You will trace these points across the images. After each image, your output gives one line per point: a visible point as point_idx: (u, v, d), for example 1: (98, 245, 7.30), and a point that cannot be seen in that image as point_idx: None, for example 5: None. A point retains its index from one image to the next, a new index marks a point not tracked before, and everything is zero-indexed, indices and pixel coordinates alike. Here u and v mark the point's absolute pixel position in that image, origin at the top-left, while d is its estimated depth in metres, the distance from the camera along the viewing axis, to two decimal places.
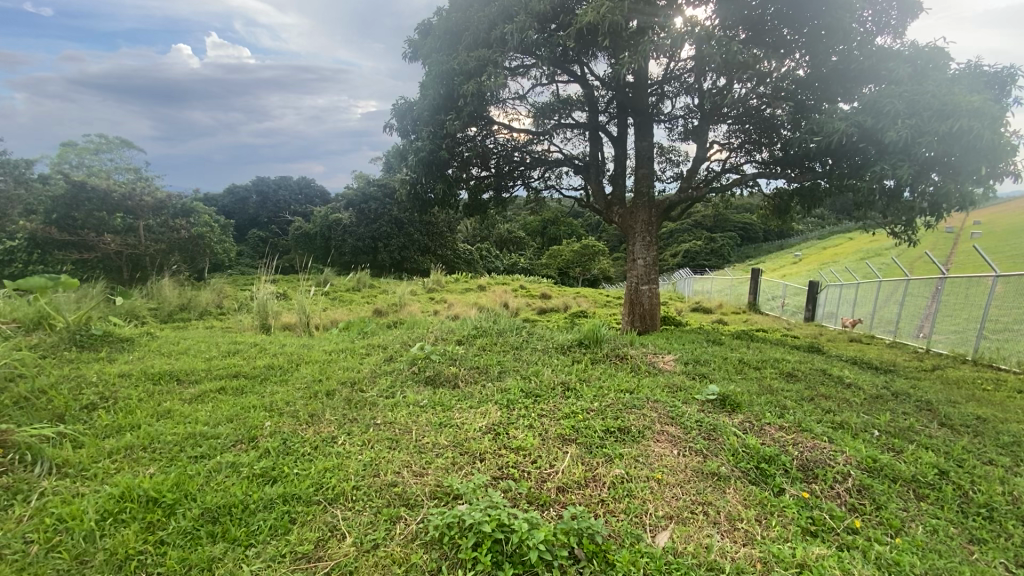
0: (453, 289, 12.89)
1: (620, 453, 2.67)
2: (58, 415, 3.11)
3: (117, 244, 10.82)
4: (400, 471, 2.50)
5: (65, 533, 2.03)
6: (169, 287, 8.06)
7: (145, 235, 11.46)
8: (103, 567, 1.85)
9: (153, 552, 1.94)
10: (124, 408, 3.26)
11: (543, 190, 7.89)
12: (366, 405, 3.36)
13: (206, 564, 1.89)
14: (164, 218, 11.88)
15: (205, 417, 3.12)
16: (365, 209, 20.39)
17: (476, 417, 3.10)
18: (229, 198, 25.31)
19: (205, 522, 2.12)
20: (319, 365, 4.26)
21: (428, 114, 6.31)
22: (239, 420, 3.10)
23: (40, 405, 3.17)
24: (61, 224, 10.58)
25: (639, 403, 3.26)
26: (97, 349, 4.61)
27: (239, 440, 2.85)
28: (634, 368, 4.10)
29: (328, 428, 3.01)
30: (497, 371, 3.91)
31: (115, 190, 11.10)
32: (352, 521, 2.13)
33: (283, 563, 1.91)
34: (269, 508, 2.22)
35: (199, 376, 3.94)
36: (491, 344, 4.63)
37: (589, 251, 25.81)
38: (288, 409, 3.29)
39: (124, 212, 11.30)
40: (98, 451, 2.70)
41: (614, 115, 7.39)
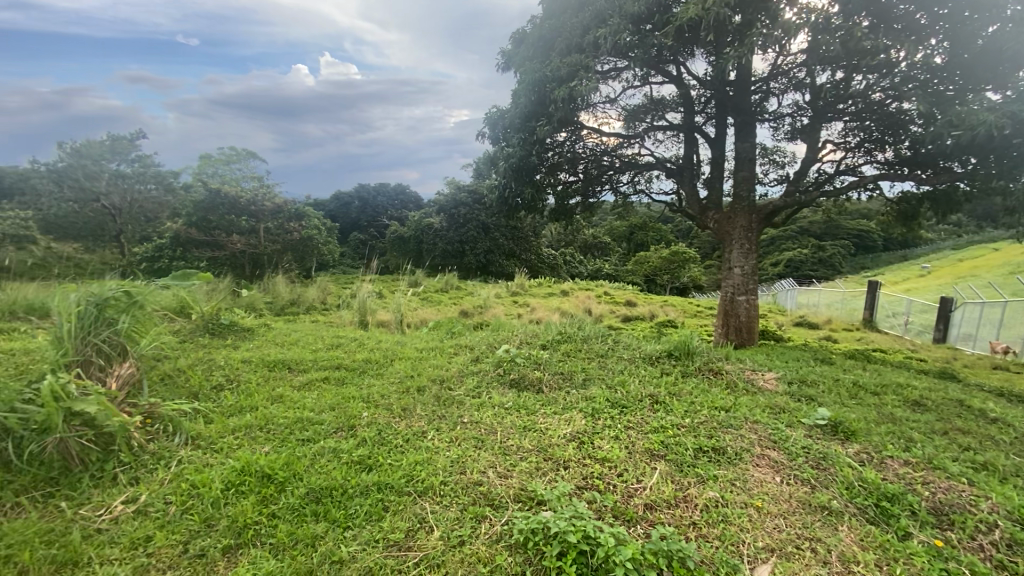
0: (537, 293, 12.96)
1: (714, 475, 2.50)
2: (194, 393, 3.55)
3: (242, 243, 12.25)
4: (486, 471, 2.54)
5: (196, 498, 2.31)
6: (282, 284, 8.92)
7: (265, 236, 12.85)
8: (226, 533, 2.08)
9: (267, 523, 2.15)
10: (245, 391, 3.65)
11: (632, 195, 7.68)
12: (454, 403, 3.46)
13: (310, 540, 2.05)
14: (281, 221, 13.21)
15: (311, 404, 3.40)
16: (455, 214, 21.25)
17: (560, 423, 3.08)
18: (334, 203, 27.45)
19: (309, 501, 2.31)
20: (412, 362, 4.48)
21: (519, 121, 6.43)
22: (340, 408, 3.34)
23: (180, 383, 3.66)
24: (198, 225, 12.19)
25: (736, 423, 3.04)
26: (224, 336, 5.22)
27: (340, 428, 3.07)
28: (729, 385, 3.84)
29: (418, 422, 3.15)
30: (582, 379, 3.86)
31: (242, 197, 12.60)
32: (439, 514, 2.20)
33: (376, 548, 2.02)
34: (365, 494, 2.36)
35: (307, 366, 4.30)
36: (575, 350, 4.59)
37: (680, 257, 24.20)
38: (383, 402, 3.48)
39: (248, 216, 12.73)
40: (224, 428, 3.04)
41: (712, 115, 7.00)
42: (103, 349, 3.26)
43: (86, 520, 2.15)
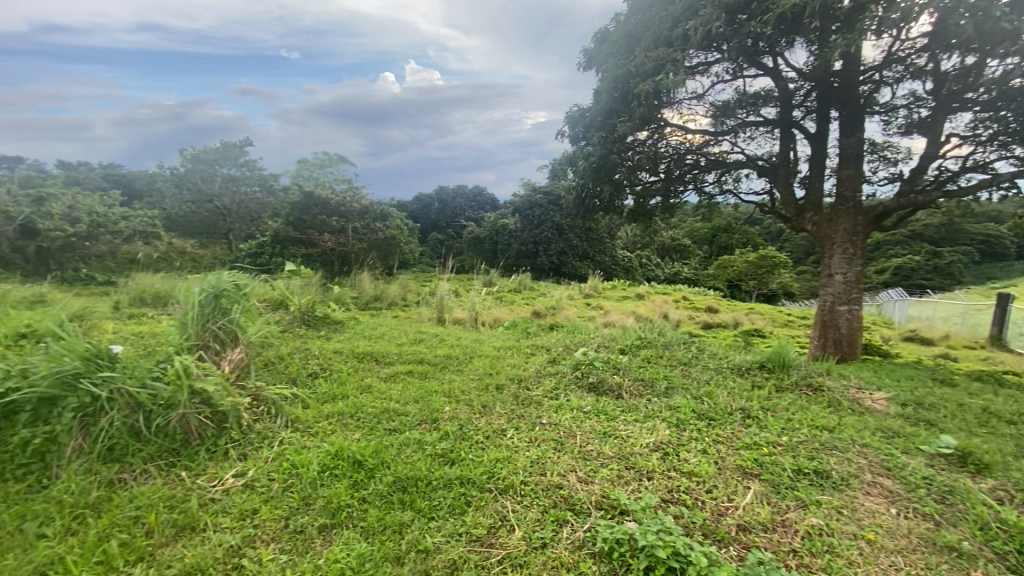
0: (612, 296, 12.70)
1: (816, 500, 2.30)
2: (293, 379, 3.85)
3: (333, 242, 13.17)
4: (566, 474, 2.51)
5: (295, 477, 2.49)
6: (367, 280, 9.42)
7: (353, 235, 13.68)
8: (322, 512, 2.22)
9: (358, 507, 2.26)
10: (337, 379, 3.90)
11: (717, 195, 7.28)
12: (533, 404, 3.46)
13: (398, 527, 2.13)
14: (367, 221, 13.99)
15: (396, 395, 3.55)
16: (529, 215, 21.36)
17: (643, 432, 2.98)
18: (415, 203, 28.58)
19: (396, 489, 2.40)
20: (490, 360, 4.54)
21: (601, 120, 6.29)
22: (423, 401, 3.46)
23: (282, 369, 3.98)
24: (295, 224, 13.27)
25: (842, 446, 2.77)
26: (318, 327, 5.61)
27: (424, 420, 3.18)
28: (830, 403, 3.51)
29: (498, 420, 3.19)
30: (664, 387, 3.71)
31: (333, 198, 13.51)
32: (520, 514, 2.21)
33: (460, 541, 2.06)
34: (448, 487, 2.42)
35: (392, 359, 4.50)
36: (656, 357, 4.43)
37: (769, 262, 22.48)
38: (463, 397, 3.57)
39: (338, 216, 13.61)
40: (319, 413, 3.25)
41: (812, 109, 6.44)
42: (218, 335, 3.62)
43: (202, 490, 2.38)
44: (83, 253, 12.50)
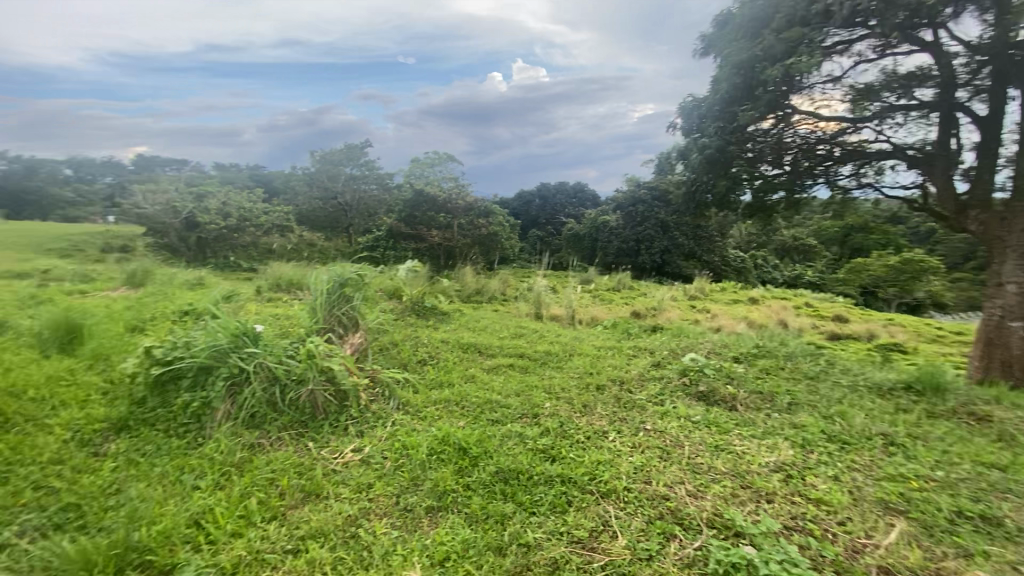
0: (721, 299, 11.85)
1: (983, 550, 1.93)
2: (404, 364, 4.09)
3: (439, 237, 13.99)
4: (674, 486, 2.38)
5: (406, 457, 2.64)
6: (470, 274, 9.76)
7: (458, 231, 14.26)
8: (429, 494, 2.32)
9: (463, 493, 2.34)
10: (443, 367, 4.08)
11: (855, 189, 6.43)
12: (636, 408, 3.34)
13: (500, 517, 2.17)
14: (472, 217, 14.49)
15: (499, 387, 3.63)
16: (632, 212, 20.67)
17: (761, 449, 2.73)
18: (517, 200, 29.03)
19: (498, 480, 2.45)
20: (591, 358, 4.46)
21: (719, 109, 5.83)
22: (524, 395, 3.50)
23: (394, 354, 4.25)
24: (406, 220, 14.24)
25: (1021, 490, 2.30)
26: (427, 318, 5.92)
27: (525, 414, 3.21)
28: (1002, 436, 2.94)
29: (600, 421, 3.12)
30: (787, 402, 3.37)
31: (441, 196, 14.20)
32: (624, 521, 2.13)
33: (561, 541, 2.04)
34: (549, 484, 2.42)
35: (494, 351, 4.61)
36: (776, 368, 4.05)
37: (914, 265, 18.29)
38: (564, 395, 3.54)
39: (445, 213, 14.29)
40: (428, 399, 3.42)
41: (987, 87, 5.38)
42: (342, 320, 3.96)
43: (326, 460, 2.62)
44: (233, 243, 14.55)
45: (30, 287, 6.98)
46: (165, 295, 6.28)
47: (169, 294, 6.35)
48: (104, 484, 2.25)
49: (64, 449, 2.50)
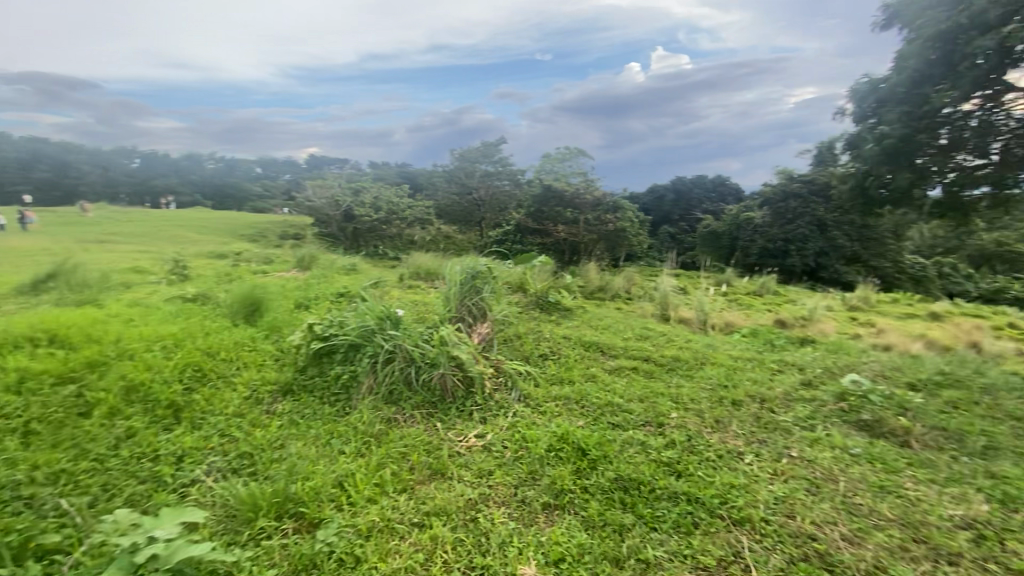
0: (891, 311, 10.10)
1: None
2: (526, 357, 4.15)
3: (565, 232, 13.97)
4: (823, 526, 2.08)
5: (525, 450, 2.67)
6: (595, 270, 9.60)
7: (585, 226, 14.12)
8: (546, 491, 2.32)
9: (580, 495, 2.29)
10: (565, 364, 4.05)
11: None
12: (778, 430, 2.98)
13: (618, 527, 2.09)
14: (600, 212, 14.24)
15: (621, 390, 3.50)
16: (782, 208, 18.46)
17: (945, 499, 2.25)
18: (649, 195, 27.84)
19: (617, 487, 2.35)
20: (726, 369, 4.09)
21: (903, 91, 4.88)
22: (649, 402, 3.32)
23: (518, 346, 4.33)
24: (534, 215, 14.56)
25: None
26: (550, 313, 5.95)
27: (649, 421, 3.05)
28: None
29: (734, 440, 2.84)
30: (983, 446, 2.73)
31: (568, 190, 14.27)
32: (759, 556, 1.91)
33: (684, 564, 1.89)
34: (673, 500, 2.26)
35: (618, 352, 4.46)
36: (967, 402, 3.31)
37: None
38: (693, 406, 3.29)
39: (573, 208, 14.26)
40: (549, 394, 3.43)
41: None
42: (472, 310, 4.14)
43: (451, 442, 2.75)
44: (381, 234, 16.18)
45: (231, 266, 8.50)
46: (326, 278, 7.18)
47: (329, 278, 7.26)
48: (272, 439, 2.62)
49: (244, 405, 2.97)
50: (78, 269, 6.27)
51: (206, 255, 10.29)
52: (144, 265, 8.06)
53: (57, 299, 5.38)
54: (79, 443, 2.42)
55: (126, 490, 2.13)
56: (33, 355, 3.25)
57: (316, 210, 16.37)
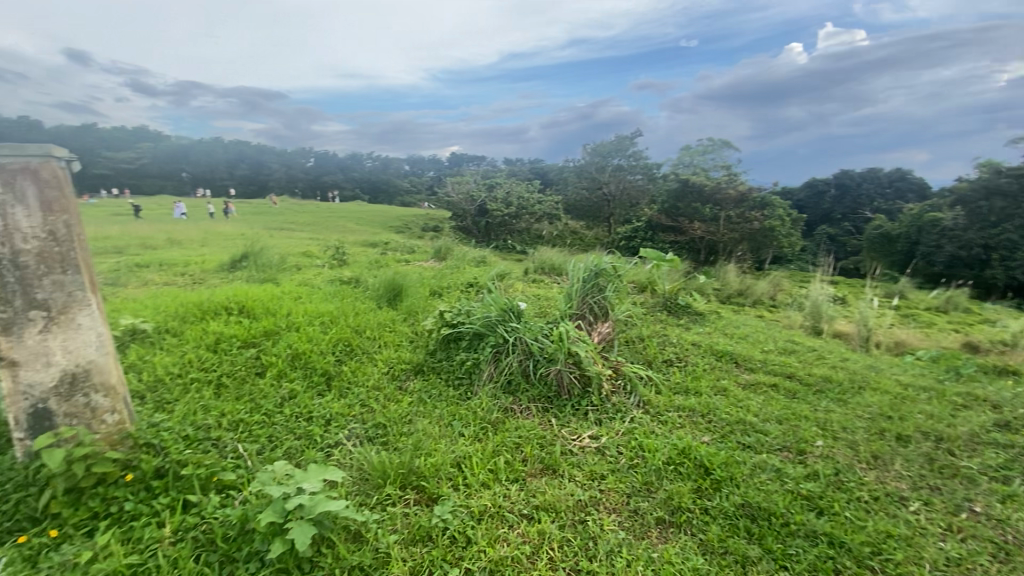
0: None
1: None
2: (649, 361, 3.96)
3: (702, 230, 13.05)
4: None
5: (642, 459, 2.55)
6: (734, 273, 8.80)
7: (724, 224, 13.07)
8: (661, 506, 2.19)
9: (700, 516, 2.13)
10: (692, 373, 3.79)
11: None
12: (960, 479, 2.45)
13: (740, 558, 1.90)
14: (743, 210, 13.03)
15: (755, 408, 3.17)
16: (986, 206, 14.51)
17: None
18: (806, 189, 24.67)
19: (743, 515, 2.14)
20: (892, 398, 3.46)
21: None
22: (788, 425, 2.96)
23: (641, 349, 4.16)
24: (668, 211, 14.09)
25: None
26: (679, 316, 5.61)
27: (786, 447, 2.72)
28: None
29: (897, 483, 2.40)
30: None
31: (708, 185, 13.41)
32: None
33: None
34: (810, 540, 1.99)
35: (754, 366, 4.04)
36: None
37: None
38: (844, 435, 2.85)
39: (712, 205, 13.35)
40: (671, 402, 3.24)
41: None
42: (594, 308, 4.07)
43: (565, 439, 2.74)
44: (511, 228, 16.76)
45: (380, 254, 9.47)
46: (459, 269, 7.64)
47: (461, 268, 7.71)
48: (402, 414, 2.87)
49: (381, 379, 3.30)
50: (264, 252, 7.50)
51: (360, 244, 11.59)
52: (313, 250, 9.35)
53: (248, 277, 6.49)
54: (254, 397, 2.89)
55: (285, 443, 2.49)
56: (228, 322, 3.96)
57: (453, 205, 17.51)
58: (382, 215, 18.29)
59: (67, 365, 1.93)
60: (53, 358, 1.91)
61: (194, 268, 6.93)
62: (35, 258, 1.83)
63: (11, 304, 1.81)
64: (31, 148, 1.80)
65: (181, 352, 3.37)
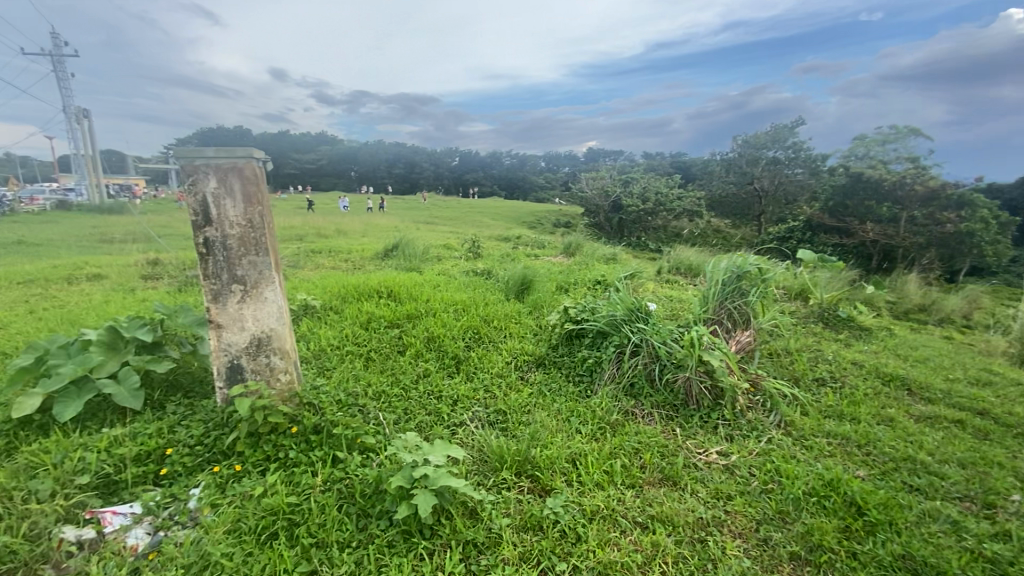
0: None
1: None
2: (795, 378, 3.53)
3: (875, 233, 11.42)
4: None
5: (777, 485, 2.29)
6: (916, 284, 7.38)
7: (906, 226, 11.10)
8: (796, 540, 1.95)
9: (845, 560, 1.85)
10: (849, 397, 3.28)
11: None
12: None
13: None
14: (933, 210, 10.86)
15: (932, 446, 2.65)
16: None
17: None
18: None
19: (904, 568, 1.82)
20: None
21: None
22: (977, 472, 2.42)
23: (786, 363, 3.72)
24: (834, 209, 12.79)
25: None
26: (837, 329, 4.88)
27: (970, 498, 2.23)
28: None
29: None
30: None
31: (887, 180, 11.51)
32: None
33: None
34: None
35: (934, 396, 3.36)
36: None
37: None
38: None
39: (890, 203, 11.46)
40: (820, 427, 2.85)
41: None
42: (732, 314, 3.74)
43: (689, 452, 2.57)
44: (646, 225, 16.21)
45: (512, 249, 9.83)
46: (588, 265, 7.59)
47: (591, 265, 7.66)
48: (522, 403, 2.95)
49: (505, 368, 3.43)
50: (412, 243, 8.27)
51: (495, 238, 12.13)
52: (453, 243, 10.03)
53: (397, 265, 7.21)
54: (394, 373, 3.21)
55: (417, 417, 2.72)
56: (378, 304, 4.45)
57: (586, 201, 17.45)
58: (517, 210, 18.98)
59: (255, 331, 2.34)
60: (246, 324, 2.33)
61: (355, 256, 7.92)
62: (237, 241, 2.24)
63: (219, 278, 2.24)
64: (239, 151, 2.20)
65: (341, 327, 3.88)
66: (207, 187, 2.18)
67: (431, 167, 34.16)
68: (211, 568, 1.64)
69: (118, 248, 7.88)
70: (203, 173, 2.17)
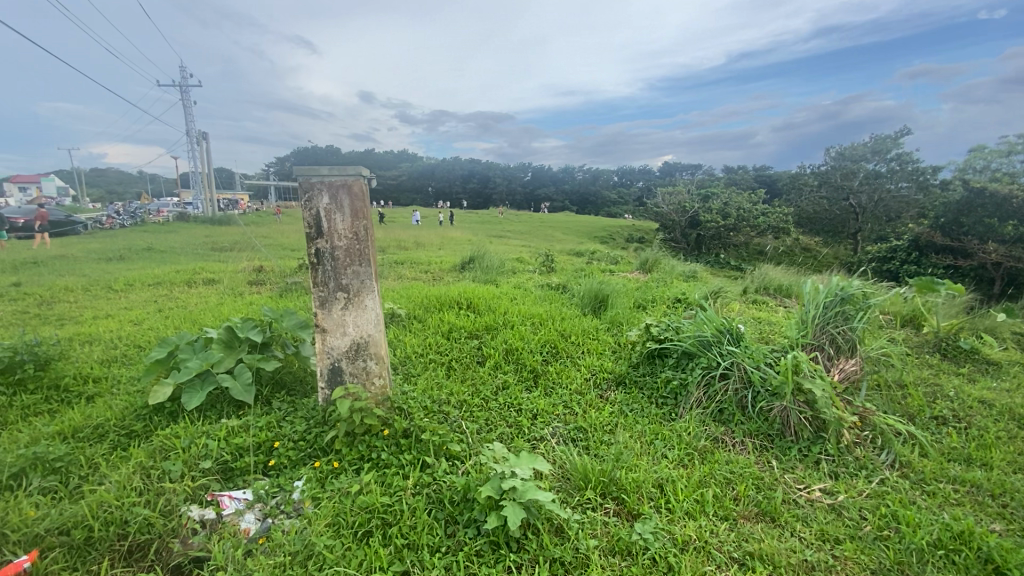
0: None
1: None
2: (910, 415, 3.17)
3: (999, 254, 9.90)
4: None
5: (895, 532, 2.06)
6: None
7: None
8: None
9: None
10: (978, 440, 2.89)
11: None
12: None
13: None
14: None
15: None
16: None
17: None
18: None
19: None
20: None
21: None
22: None
23: (899, 398, 3.34)
24: (945, 228, 11.43)
25: None
26: (959, 362, 4.32)
27: None
28: None
29: None
30: None
31: (1016, 196, 10.36)
32: None
33: None
34: None
35: None
36: None
37: None
38: None
39: (1017, 220, 10.22)
40: (944, 471, 2.54)
41: None
42: (836, 340, 3.43)
43: (789, 487, 2.38)
44: (727, 241, 15.49)
45: (585, 263, 9.73)
46: (665, 283, 7.34)
47: (669, 282, 7.40)
48: (603, 422, 2.90)
49: (584, 385, 3.38)
50: (487, 255, 8.44)
51: (567, 252, 12.09)
52: (527, 256, 10.14)
53: (474, 277, 7.39)
54: (475, 383, 3.28)
55: (499, 428, 2.75)
56: (458, 314, 4.58)
57: (662, 216, 16.92)
58: (590, 225, 18.89)
59: (355, 336, 2.50)
60: (347, 329, 2.48)
61: (435, 268, 8.24)
62: (344, 253, 2.41)
63: (327, 286, 2.42)
64: (349, 170, 2.37)
65: (424, 336, 4.03)
66: (320, 203, 2.36)
67: (504, 181, 34.85)
68: (315, 558, 1.74)
69: (227, 255, 8.74)
70: (318, 190, 2.35)
